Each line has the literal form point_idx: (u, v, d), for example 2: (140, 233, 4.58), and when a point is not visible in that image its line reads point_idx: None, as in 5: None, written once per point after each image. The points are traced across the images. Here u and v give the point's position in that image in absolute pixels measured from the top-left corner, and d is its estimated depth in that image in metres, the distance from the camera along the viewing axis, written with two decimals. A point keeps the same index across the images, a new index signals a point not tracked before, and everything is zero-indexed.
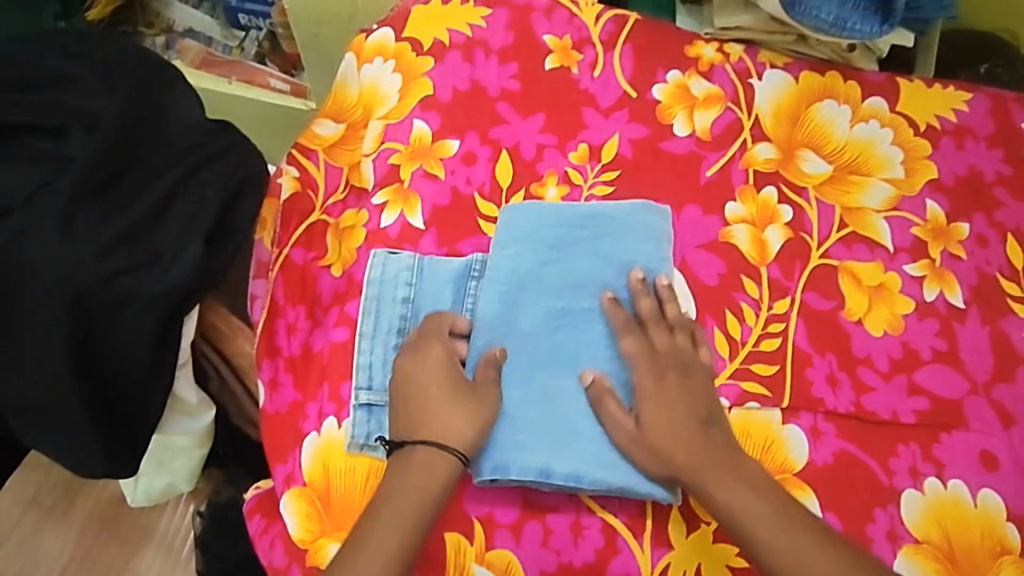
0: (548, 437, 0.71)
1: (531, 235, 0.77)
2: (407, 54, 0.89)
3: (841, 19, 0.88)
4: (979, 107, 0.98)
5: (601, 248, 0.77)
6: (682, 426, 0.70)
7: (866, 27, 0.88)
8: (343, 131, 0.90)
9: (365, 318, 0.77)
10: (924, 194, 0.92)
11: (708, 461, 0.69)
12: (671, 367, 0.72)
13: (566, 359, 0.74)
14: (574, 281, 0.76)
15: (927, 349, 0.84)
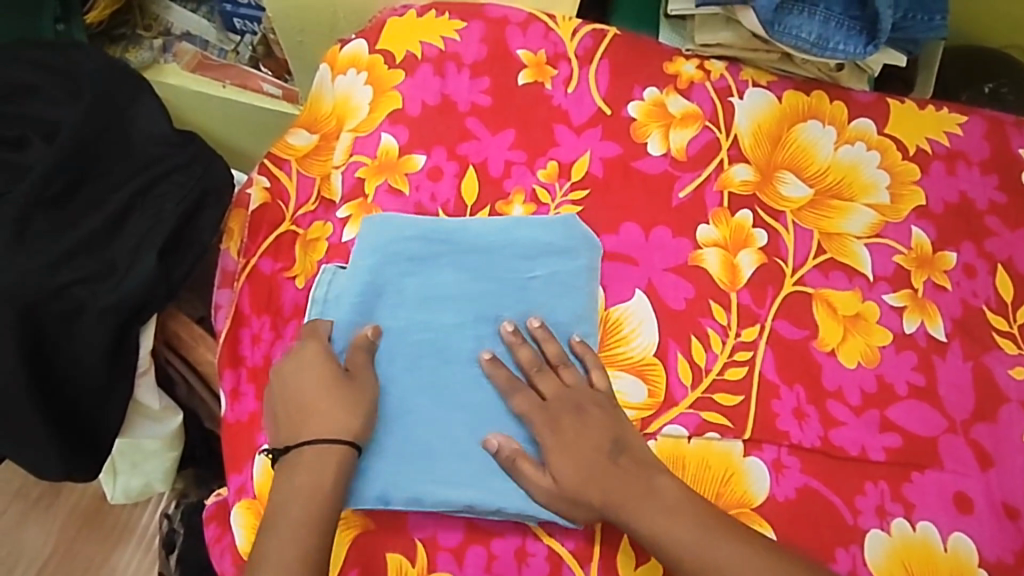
0: (398, 460, 0.72)
1: (388, 246, 0.78)
2: (380, 67, 0.89)
3: (823, 39, 0.86)
4: (974, 130, 0.94)
5: (466, 262, 0.78)
6: (590, 462, 0.70)
7: (850, 47, 0.86)
8: (316, 142, 0.89)
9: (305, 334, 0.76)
10: (909, 220, 0.89)
11: (623, 491, 0.69)
12: (566, 411, 0.72)
13: (440, 389, 0.74)
14: (432, 295, 0.77)
15: (903, 383, 0.81)
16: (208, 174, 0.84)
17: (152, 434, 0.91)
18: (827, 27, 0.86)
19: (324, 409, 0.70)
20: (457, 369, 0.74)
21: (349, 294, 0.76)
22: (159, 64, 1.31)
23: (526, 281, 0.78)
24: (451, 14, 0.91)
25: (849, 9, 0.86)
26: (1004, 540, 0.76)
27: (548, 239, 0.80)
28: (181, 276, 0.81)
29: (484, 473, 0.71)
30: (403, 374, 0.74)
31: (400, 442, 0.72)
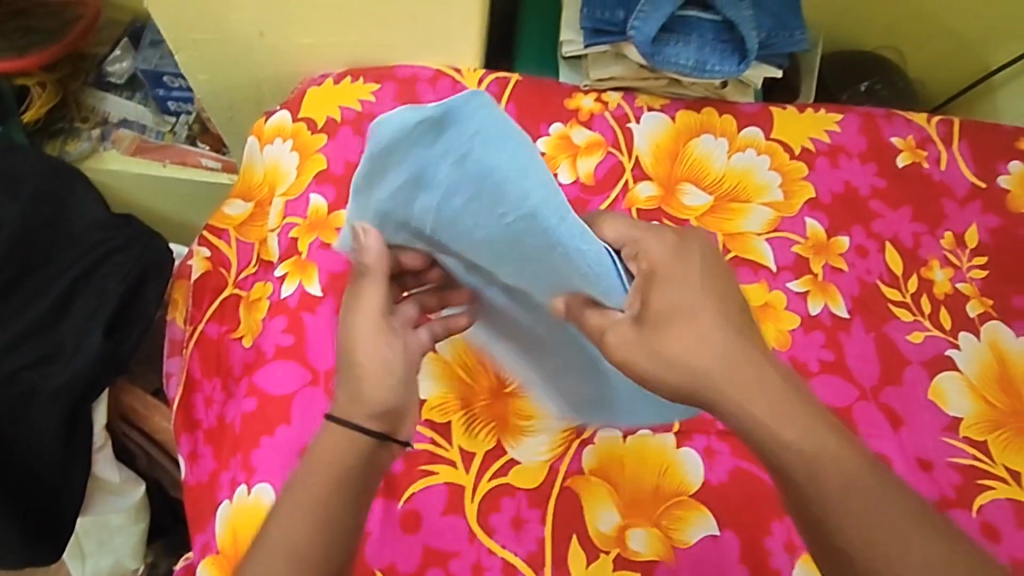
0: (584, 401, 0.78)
1: (384, 215, 0.69)
2: (303, 133, 0.96)
3: (701, 62, 0.93)
4: (850, 125, 1.04)
5: (447, 183, 0.65)
6: (710, 338, 0.61)
7: (726, 66, 0.93)
8: (251, 209, 0.97)
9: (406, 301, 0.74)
10: (803, 213, 0.98)
11: (752, 392, 0.61)
12: (662, 280, 0.64)
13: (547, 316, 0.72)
14: (453, 224, 0.68)
15: (814, 360, 0.88)
16: (147, 251, 0.88)
17: (118, 508, 0.92)
18: (703, 50, 0.93)
19: (375, 380, 0.66)
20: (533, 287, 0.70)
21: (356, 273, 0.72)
22: (99, 153, 1.39)
23: (479, 168, 0.62)
24: (364, 78, 0.99)
25: (720, 32, 0.94)
26: (923, 491, 0.83)
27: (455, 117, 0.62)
28: (129, 349, 0.85)
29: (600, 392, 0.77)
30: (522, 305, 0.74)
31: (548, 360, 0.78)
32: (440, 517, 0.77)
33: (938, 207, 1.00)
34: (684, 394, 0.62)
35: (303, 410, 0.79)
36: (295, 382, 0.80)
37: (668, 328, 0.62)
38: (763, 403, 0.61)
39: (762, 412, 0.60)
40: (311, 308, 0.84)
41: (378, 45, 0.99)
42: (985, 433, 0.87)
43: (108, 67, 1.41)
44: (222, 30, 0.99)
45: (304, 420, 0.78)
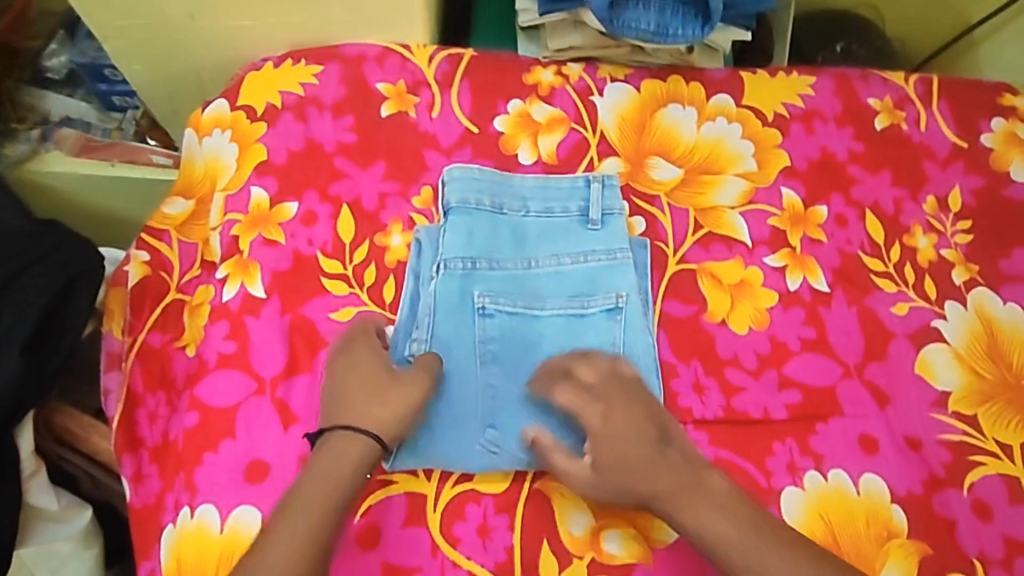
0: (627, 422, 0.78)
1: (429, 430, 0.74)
2: (242, 122, 0.89)
3: (572, 284, 0.81)
4: (825, 89, 0.98)
5: (468, 412, 0.75)
6: (636, 451, 0.69)
7: (594, 261, 0.81)
8: (192, 207, 0.91)
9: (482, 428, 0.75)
10: (778, 182, 0.92)
11: (673, 484, 0.68)
12: (614, 397, 0.72)
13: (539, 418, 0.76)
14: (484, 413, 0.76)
15: (795, 339, 0.84)
16: (73, 259, 0.82)
17: (63, 535, 0.87)
18: (574, 283, 0.81)
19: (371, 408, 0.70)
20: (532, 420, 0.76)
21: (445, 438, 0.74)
22: (41, 155, 1.29)
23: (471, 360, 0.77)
24: (307, 59, 0.91)
25: (571, 253, 0.82)
26: (912, 472, 0.79)
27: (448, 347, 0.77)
28: (54, 367, 0.80)
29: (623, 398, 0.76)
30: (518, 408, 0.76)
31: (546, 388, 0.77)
32: (400, 530, 0.72)
33: (920, 169, 0.95)
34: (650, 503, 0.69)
35: (248, 422, 0.74)
36: (240, 392, 0.75)
37: (604, 436, 0.70)
38: (690, 504, 0.67)
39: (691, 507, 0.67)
40: (254, 312, 0.79)
41: (319, 21, 0.91)
42: (975, 406, 0.83)
43: (45, 62, 1.31)
44: (147, 14, 0.90)
45: (250, 432, 0.74)
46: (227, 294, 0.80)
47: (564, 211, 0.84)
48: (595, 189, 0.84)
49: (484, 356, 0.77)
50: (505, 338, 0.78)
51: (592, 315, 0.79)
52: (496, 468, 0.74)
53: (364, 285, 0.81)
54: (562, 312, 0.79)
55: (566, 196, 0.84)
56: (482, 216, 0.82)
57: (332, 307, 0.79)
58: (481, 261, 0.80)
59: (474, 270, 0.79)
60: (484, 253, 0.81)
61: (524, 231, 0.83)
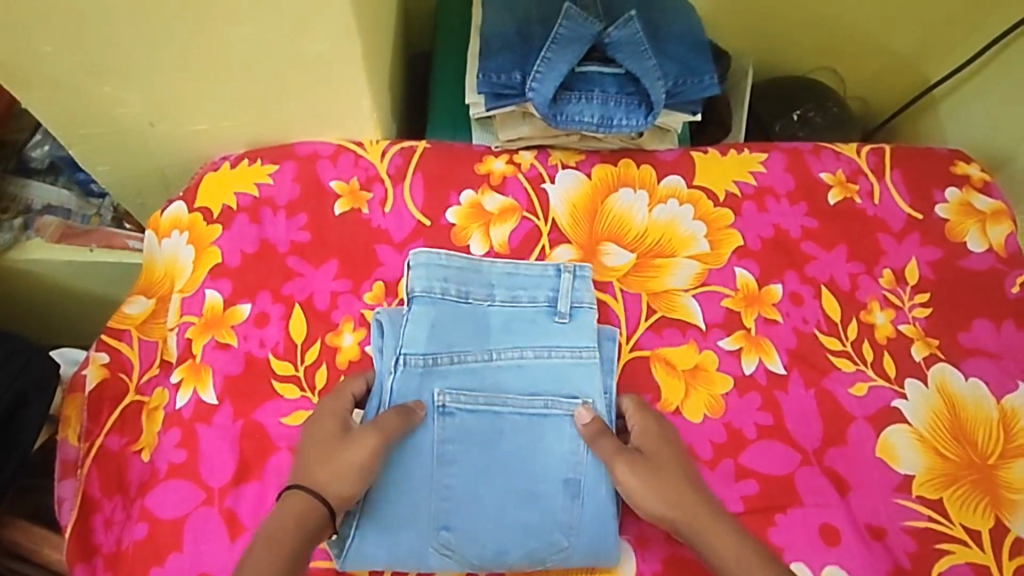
0: (565, 523, 0.77)
1: (399, 530, 0.75)
2: (199, 224, 0.91)
3: (533, 378, 0.81)
4: (776, 164, 0.99)
5: (440, 507, 0.76)
6: (676, 487, 0.74)
7: (558, 357, 0.82)
8: (152, 306, 0.92)
9: (451, 522, 0.76)
10: (731, 263, 0.93)
11: (703, 513, 0.72)
12: (660, 426, 0.79)
13: (512, 508, 0.77)
14: (463, 504, 0.76)
15: (751, 427, 0.83)
16: (26, 372, 0.87)
17: None
18: (536, 379, 0.81)
19: (331, 465, 0.71)
20: (513, 509, 0.77)
21: (416, 535, 0.76)
22: (21, 243, 1.31)
23: (445, 449, 0.77)
24: (263, 158, 0.94)
25: (533, 346, 0.82)
26: (875, 563, 0.77)
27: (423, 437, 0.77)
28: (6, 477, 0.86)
29: (561, 499, 0.77)
30: (488, 500, 0.77)
31: (514, 480, 0.77)
32: None
33: (874, 243, 0.95)
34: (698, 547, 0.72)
35: (196, 534, 0.74)
36: (189, 503, 0.75)
37: (646, 462, 0.75)
38: (712, 526, 0.72)
39: (707, 549, 0.71)
40: (205, 419, 0.79)
41: (273, 123, 0.93)
42: (941, 490, 0.81)
43: (29, 153, 1.35)
44: (109, 123, 0.94)
45: (198, 545, 0.74)
46: (181, 399, 0.81)
47: (530, 301, 0.84)
48: (566, 279, 0.85)
49: (444, 456, 0.77)
50: (464, 430, 0.78)
51: (559, 411, 0.79)
52: (447, 570, 0.76)
53: (315, 388, 0.82)
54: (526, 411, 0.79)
55: (535, 284, 0.85)
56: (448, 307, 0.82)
57: (283, 411, 0.80)
58: (442, 355, 0.80)
59: (436, 365, 0.79)
60: (448, 347, 0.80)
61: (488, 321, 0.83)
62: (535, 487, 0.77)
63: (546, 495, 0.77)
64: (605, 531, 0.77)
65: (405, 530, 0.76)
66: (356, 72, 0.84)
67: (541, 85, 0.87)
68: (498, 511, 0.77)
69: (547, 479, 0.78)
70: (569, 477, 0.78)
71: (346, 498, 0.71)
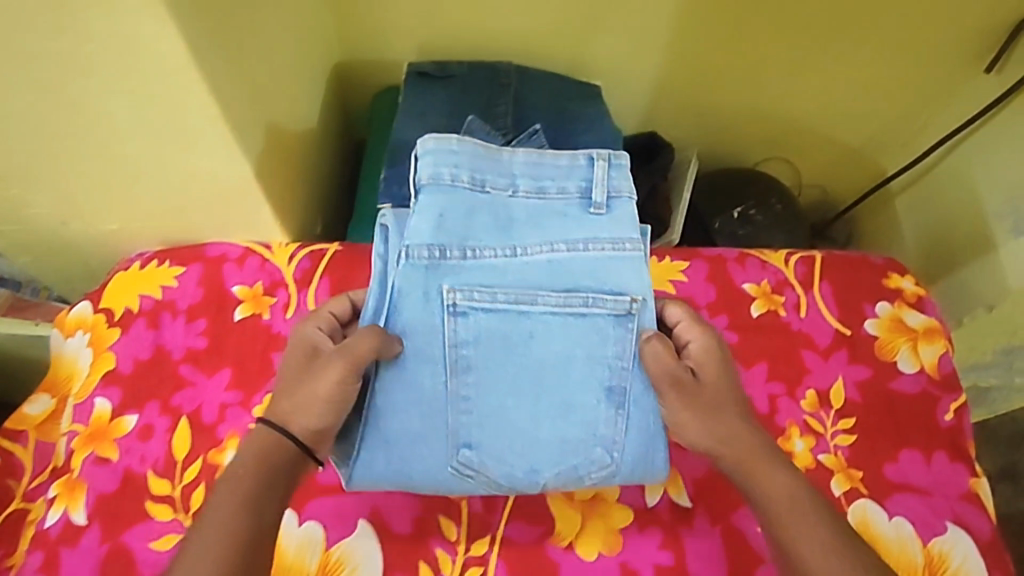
0: (599, 442, 0.72)
1: (410, 441, 0.71)
2: (101, 325, 0.90)
3: (564, 279, 0.68)
4: (698, 273, 0.95)
5: (456, 420, 0.71)
6: (735, 428, 0.71)
7: (596, 252, 0.68)
8: (53, 406, 0.90)
9: (475, 434, 0.71)
10: None
11: (753, 453, 0.70)
12: (722, 353, 0.73)
13: (544, 421, 0.72)
14: (490, 421, 0.71)
15: (648, 568, 0.78)
16: None
17: None
18: (573, 275, 0.69)
19: (301, 397, 0.68)
20: (545, 427, 0.72)
21: (439, 449, 0.72)
22: None
23: (459, 360, 0.69)
24: (171, 259, 0.93)
25: (565, 242, 0.68)
26: None
27: (430, 340, 0.69)
28: None
29: (594, 415, 0.72)
30: (513, 416, 0.71)
31: (546, 395, 0.71)
32: None
33: (798, 360, 0.90)
34: (759, 494, 0.69)
35: None
36: None
37: (694, 399, 0.70)
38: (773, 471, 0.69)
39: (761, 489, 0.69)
40: (72, 540, 0.77)
41: (180, 227, 0.93)
42: None
43: None
44: (22, 222, 0.94)
45: None
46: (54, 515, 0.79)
47: (560, 192, 0.69)
48: (599, 168, 0.69)
49: (456, 364, 0.69)
50: (490, 336, 0.69)
51: (596, 315, 0.69)
52: (469, 484, 0.74)
53: (189, 509, 0.79)
54: (556, 315, 0.68)
55: (564, 174, 0.69)
56: (459, 193, 0.67)
57: (153, 535, 0.77)
58: (452, 248, 0.67)
59: (442, 259, 0.67)
60: (459, 238, 0.67)
61: (510, 212, 0.68)
62: (568, 402, 0.71)
63: (583, 412, 0.71)
64: (652, 448, 0.74)
65: (424, 438, 0.72)
66: (249, 187, 0.84)
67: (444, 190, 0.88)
68: (524, 427, 0.72)
69: (581, 396, 0.71)
70: (606, 395, 0.71)
71: (318, 432, 0.68)
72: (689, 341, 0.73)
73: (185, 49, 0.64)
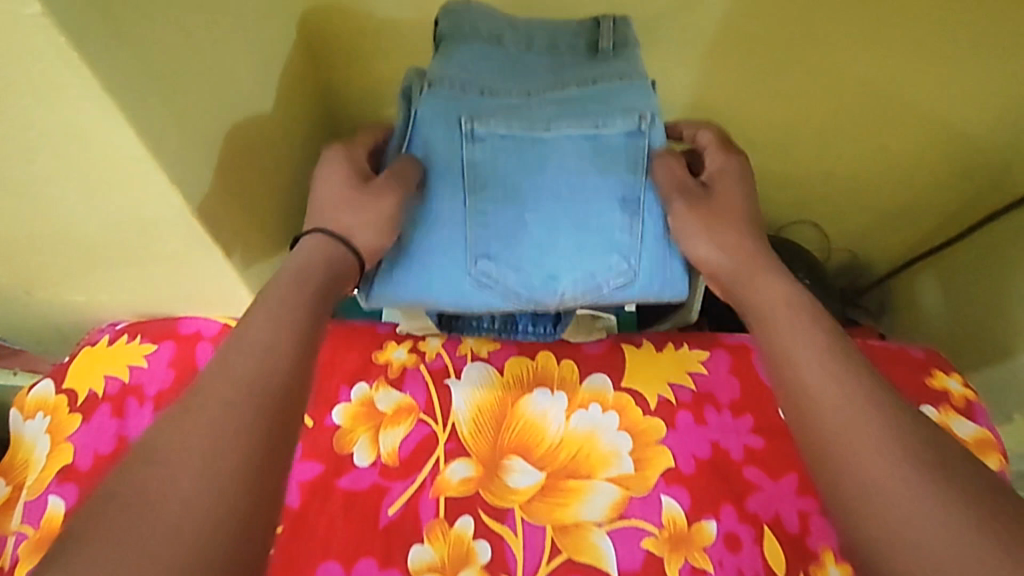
0: (611, 247, 0.72)
1: (427, 267, 0.72)
2: (63, 409, 0.82)
3: (578, 104, 0.73)
4: (719, 364, 0.89)
5: (476, 236, 0.72)
6: (738, 240, 0.69)
7: (607, 84, 0.74)
8: (8, 494, 0.78)
9: (500, 265, 0.72)
10: (657, 489, 0.79)
11: (756, 274, 0.68)
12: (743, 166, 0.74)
13: (570, 245, 0.72)
14: (506, 239, 0.72)
15: None
16: None
17: None
18: (585, 102, 0.73)
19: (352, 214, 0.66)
20: (564, 234, 0.72)
21: (456, 267, 0.72)
22: None
23: (477, 161, 0.71)
24: (143, 335, 0.86)
25: (575, 78, 0.75)
26: None
27: (443, 137, 0.71)
28: None
29: (610, 211, 0.72)
30: (534, 231, 0.72)
31: (564, 212, 0.72)
32: None
33: None
34: (766, 300, 0.65)
35: None
36: None
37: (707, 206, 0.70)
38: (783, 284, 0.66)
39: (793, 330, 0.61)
40: None
41: (151, 301, 0.84)
42: None
43: None
44: None
45: None
46: None
47: (570, 49, 0.79)
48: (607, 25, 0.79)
49: (474, 179, 0.71)
50: (513, 143, 0.71)
51: (609, 134, 0.72)
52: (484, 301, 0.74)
53: None
54: (572, 129, 0.72)
55: (572, 32, 0.80)
56: (479, 44, 0.76)
57: None
58: (471, 88, 0.73)
59: (467, 98, 0.72)
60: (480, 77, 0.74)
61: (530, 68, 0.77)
62: (591, 213, 0.72)
63: (604, 216, 0.72)
64: (671, 282, 0.74)
65: (446, 252, 0.72)
66: (224, 270, 0.74)
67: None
68: (547, 246, 0.72)
69: (597, 218, 0.72)
70: (621, 198, 0.72)
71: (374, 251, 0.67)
72: (711, 161, 0.75)
73: (140, 147, 0.55)
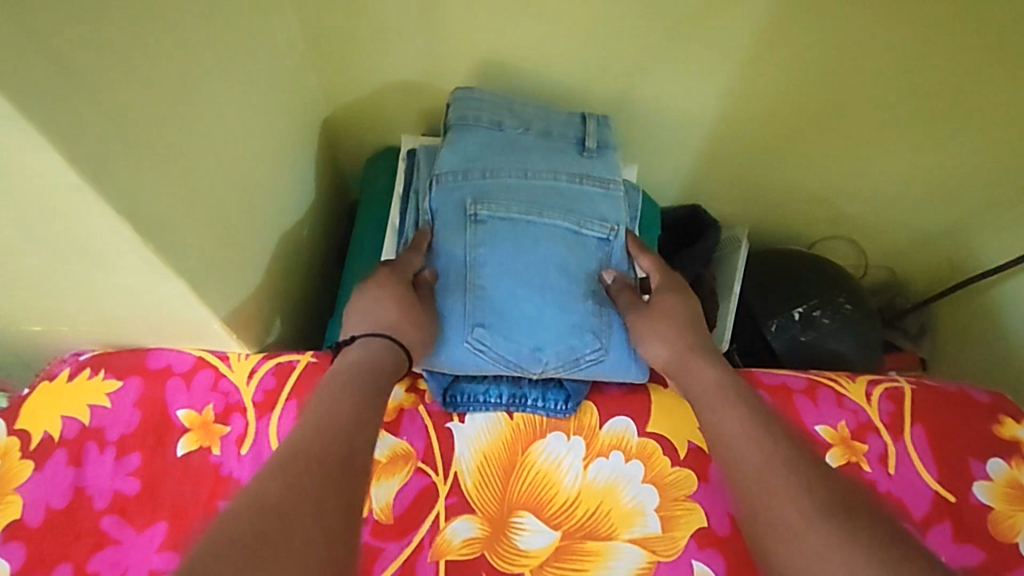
0: (592, 336, 0.76)
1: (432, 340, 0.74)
2: (13, 454, 0.71)
3: (562, 200, 0.80)
4: None
5: (474, 312, 0.75)
6: (691, 358, 0.70)
7: (589, 187, 0.81)
8: None
9: (492, 341, 0.74)
10: (688, 552, 0.70)
11: (715, 397, 0.66)
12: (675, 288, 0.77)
13: (554, 326, 0.76)
14: (499, 313, 0.75)
15: None
16: None
17: None
18: (568, 199, 0.80)
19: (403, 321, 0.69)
20: (551, 314, 0.76)
21: (457, 337, 0.74)
22: None
23: (476, 253, 0.76)
24: (107, 369, 0.76)
25: (566, 172, 0.81)
26: None
27: (452, 219, 0.77)
28: None
29: (591, 298, 0.77)
30: (522, 312, 0.76)
31: (549, 295, 0.76)
32: None
33: None
34: (714, 433, 0.63)
35: None
36: None
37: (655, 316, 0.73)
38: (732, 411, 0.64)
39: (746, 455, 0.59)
40: None
41: (115, 332, 0.75)
42: None
43: None
44: None
45: None
46: None
47: (561, 136, 0.84)
48: (592, 123, 0.85)
49: (474, 261, 0.76)
50: (504, 236, 0.77)
51: (587, 235, 0.79)
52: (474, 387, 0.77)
53: None
54: (557, 221, 0.78)
55: (563, 124, 0.85)
56: (482, 134, 0.81)
57: None
58: (474, 171, 0.79)
59: (468, 180, 0.79)
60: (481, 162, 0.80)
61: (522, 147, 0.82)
62: (571, 296, 0.77)
63: (581, 302, 0.77)
64: (625, 364, 0.77)
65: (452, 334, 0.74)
66: (189, 300, 0.65)
67: (420, 249, 0.76)
68: (536, 323, 0.75)
69: (578, 299, 0.77)
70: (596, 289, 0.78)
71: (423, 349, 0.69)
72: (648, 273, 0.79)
73: (70, 163, 0.47)
